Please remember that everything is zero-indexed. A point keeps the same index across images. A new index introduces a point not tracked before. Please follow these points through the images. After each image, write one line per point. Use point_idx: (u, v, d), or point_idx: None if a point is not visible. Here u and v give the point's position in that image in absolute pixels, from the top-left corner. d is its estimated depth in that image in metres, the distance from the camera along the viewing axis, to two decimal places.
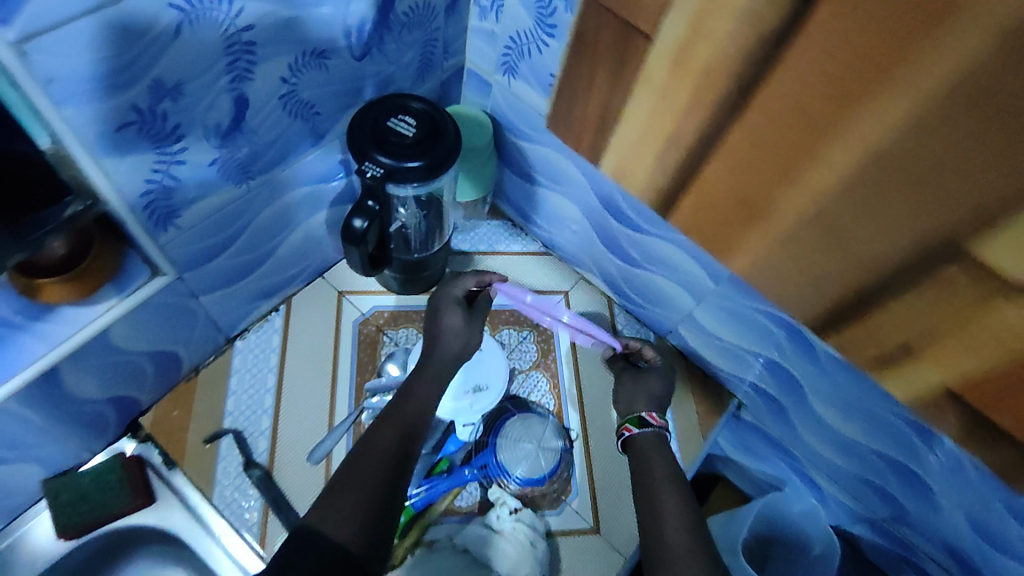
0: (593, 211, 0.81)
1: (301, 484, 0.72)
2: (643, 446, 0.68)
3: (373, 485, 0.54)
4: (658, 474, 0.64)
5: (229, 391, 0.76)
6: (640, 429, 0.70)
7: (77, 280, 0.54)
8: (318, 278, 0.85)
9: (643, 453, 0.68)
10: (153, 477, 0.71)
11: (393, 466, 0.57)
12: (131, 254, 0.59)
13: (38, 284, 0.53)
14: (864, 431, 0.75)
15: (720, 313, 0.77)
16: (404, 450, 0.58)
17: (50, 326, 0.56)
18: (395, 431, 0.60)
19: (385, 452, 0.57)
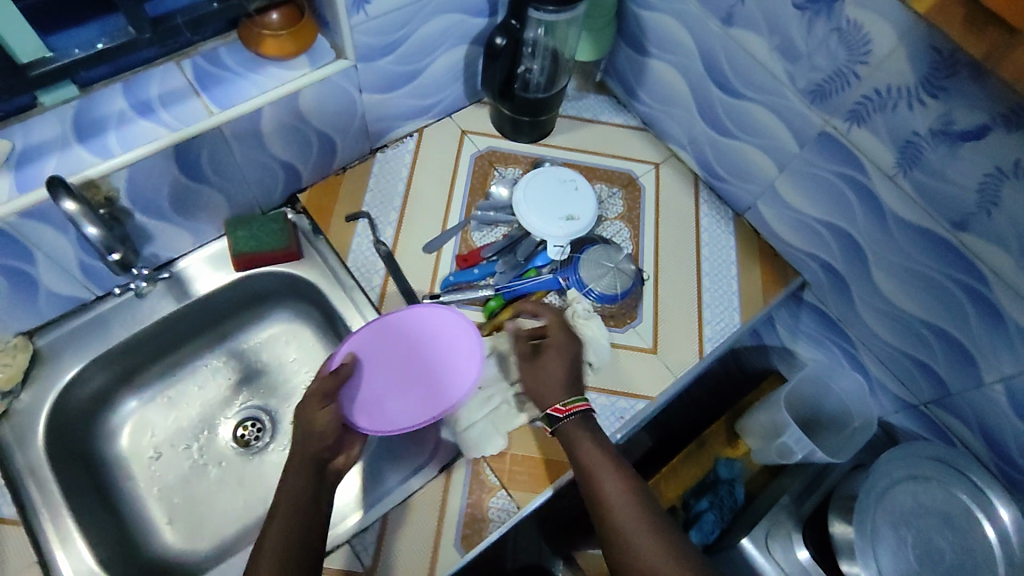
0: (697, 79, 0.90)
1: (415, 267, 0.88)
2: (572, 433, 0.70)
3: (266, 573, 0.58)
4: (602, 463, 0.68)
5: (367, 188, 0.92)
6: (566, 414, 0.71)
7: (291, 37, 0.73)
8: (447, 116, 0.99)
9: (572, 436, 0.70)
10: (301, 239, 0.88)
11: (290, 524, 0.62)
12: (324, 40, 0.77)
13: (264, 35, 0.73)
14: (919, 302, 0.81)
15: (799, 178, 0.85)
16: (302, 522, 0.62)
17: (262, 78, 0.74)
18: (292, 509, 0.63)
19: (280, 533, 0.61)
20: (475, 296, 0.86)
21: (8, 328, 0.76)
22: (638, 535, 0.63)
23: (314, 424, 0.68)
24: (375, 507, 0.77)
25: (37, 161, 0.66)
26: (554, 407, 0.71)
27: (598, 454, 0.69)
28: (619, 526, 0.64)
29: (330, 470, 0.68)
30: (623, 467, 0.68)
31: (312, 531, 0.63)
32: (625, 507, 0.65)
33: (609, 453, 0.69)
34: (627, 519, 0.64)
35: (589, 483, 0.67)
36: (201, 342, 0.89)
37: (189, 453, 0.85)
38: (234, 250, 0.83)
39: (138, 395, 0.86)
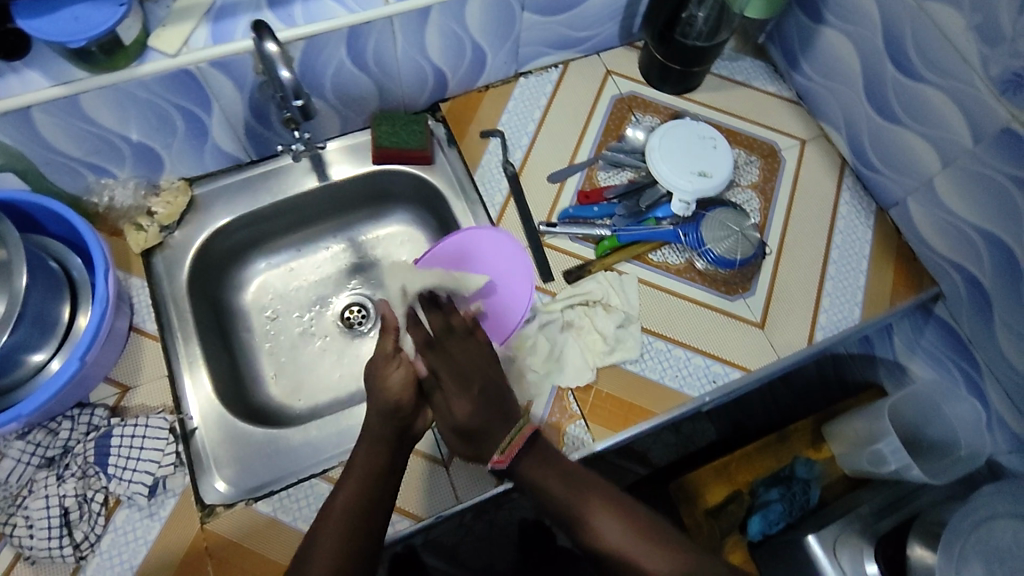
0: (871, 53, 0.84)
1: (537, 194, 0.89)
2: (527, 471, 0.66)
3: (334, 532, 0.61)
4: (556, 487, 0.65)
5: (506, 110, 0.94)
6: (508, 459, 0.65)
7: None
8: (595, 54, 0.98)
9: (528, 476, 0.65)
10: (436, 145, 0.92)
11: (362, 486, 0.64)
12: None
13: None
14: None
15: (965, 177, 0.79)
16: (370, 485, 0.64)
17: None
18: (365, 472, 0.65)
19: (351, 493, 0.63)
20: (590, 232, 0.86)
21: (174, 171, 0.84)
22: (635, 546, 0.62)
23: (387, 390, 0.68)
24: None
25: (227, 18, 0.71)
26: (495, 460, 0.65)
27: (562, 484, 0.65)
28: (609, 543, 0.63)
29: (410, 436, 0.70)
30: (596, 493, 0.65)
31: (380, 495, 0.64)
32: (606, 531, 0.63)
33: (569, 480, 0.65)
34: (616, 530, 0.63)
35: (578, 517, 0.64)
36: (327, 223, 0.96)
37: (301, 320, 0.92)
38: (376, 142, 0.88)
39: (266, 258, 0.94)
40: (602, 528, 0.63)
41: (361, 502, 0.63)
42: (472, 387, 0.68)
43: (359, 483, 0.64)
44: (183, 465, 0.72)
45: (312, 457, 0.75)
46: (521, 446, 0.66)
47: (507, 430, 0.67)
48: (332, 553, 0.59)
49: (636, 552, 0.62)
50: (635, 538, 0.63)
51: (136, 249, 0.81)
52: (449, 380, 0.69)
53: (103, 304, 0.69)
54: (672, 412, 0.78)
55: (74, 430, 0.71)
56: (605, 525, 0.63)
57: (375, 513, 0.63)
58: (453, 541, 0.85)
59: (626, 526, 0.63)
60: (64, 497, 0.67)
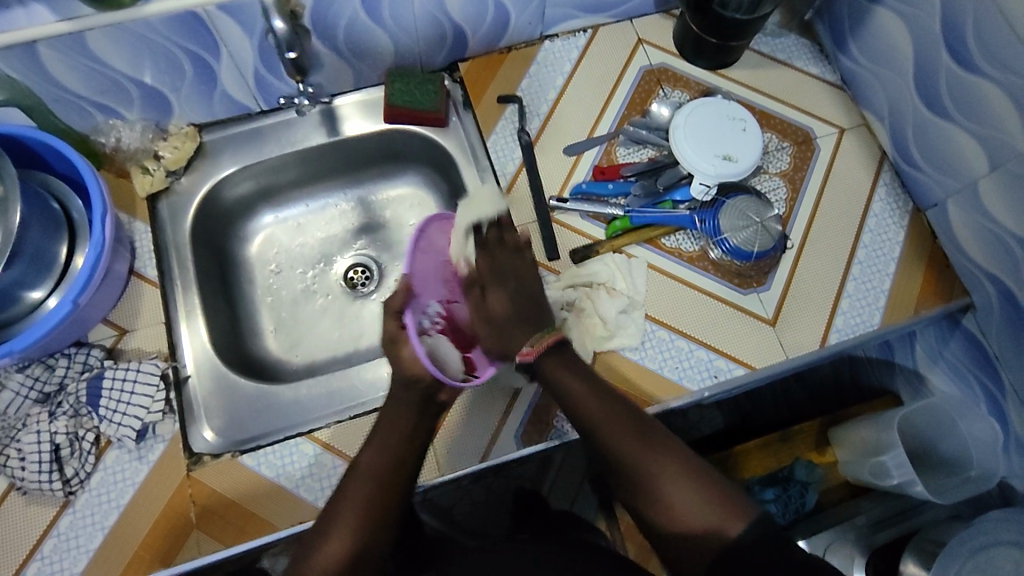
0: (926, 39, 0.77)
1: (551, 167, 0.86)
2: (551, 371, 0.65)
3: (357, 496, 0.59)
4: (585, 397, 0.63)
5: (526, 75, 0.89)
6: (537, 354, 0.65)
7: None
8: (627, 21, 0.93)
9: (551, 372, 0.65)
10: (451, 107, 0.88)
11: (386, 452, 0.62)
12: None
13: None
14: None
15: (1013, 183, 0.72)
16: (398, 452, 0.63)
17: None
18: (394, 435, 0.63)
19: (381, 453, 0.62)
20: (602, 211, 0.83)
21: (183, 117, 0.83)
22: (656, 474, 0.59)
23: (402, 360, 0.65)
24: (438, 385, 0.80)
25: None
26: (522, 351, 0.66)
27: (588, 394, 0.64)
28: (608, 431, 0.62)
29: (434, 403, 0.65)
30: (628, 417, 0.62)
31: (410, 454, 0.63)
32: (610, 419, 0.62)
33: (588, 379, 0.65)
34: (640, 452, 0.60)
35: (603, 431, 0.62)
36: (334, 180, 0.94)
37: (304, 277, 0.92)
38: (390, 101, 0.85)
39: (274, 212, 0.93)
40: (626, 439, 0.61)
41: (386, 468, 0.61)
42: (507, 283, 0.68)
43: (387, 446, 0.62)
44: (173, 413, 0.72)
45: (300, 416, 0.75)
46: (551, 345, 0.65)
47: (541, 327, 0.67)
48: (358, 512, 0.58)
49: (641, 450, 0.60)
50: (648, 446, 0.60)
51: (142, 193, 0.81)
52: (488, 277, 0.69)
53: (99, 248, 0.68)
54: (668, 405, 0.76)
55: (70, 368, 0.72)
56: (627, 441, 0.60)
57: (397, 491, 0.61)
58: (449, 504, 0.80)
59: (633, 425, 0.61)
60: (55, 434, 0.69)
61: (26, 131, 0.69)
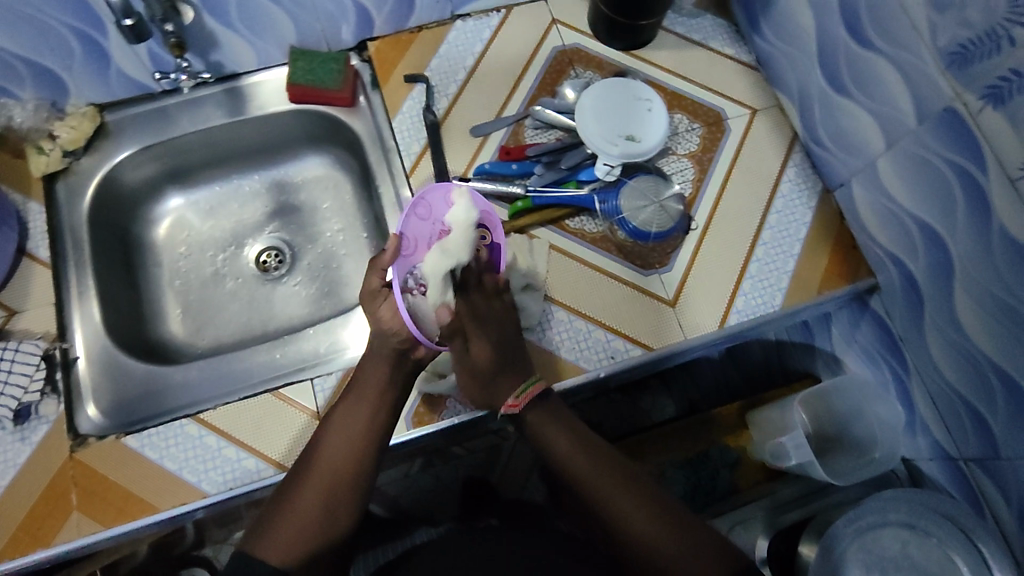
0: (825, 15, 0.77)
1: (457, 147, 0.85)
2: (541, 427, 0.65)
3: (330, 460, 0.61)
4: (581, 459, 0.63)
5: (435, 55, 0.89)
6: (521, 405, 0.65)
7: None
8: (541, 0, 0.92)
9: (539, 428, 0.65)
10: (358, 87, 0.88)
11: (358, 422, 0.64)
12: None
13: None
14: (989, 333, 0.66)
15: (906, 160, 0.71)
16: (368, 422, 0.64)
17: None
18: (365, 398, 0.65)
19: (347, 431, 0.63)
20: (505, 190, 0.82)
21: (82, 96, 0.83)
22: (663, 537, 0.58)
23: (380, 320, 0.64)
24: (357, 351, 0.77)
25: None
26: (507, 404, 0.66)
27: (589, 459, 0.63)
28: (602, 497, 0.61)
29: (409, 358, 0.65)
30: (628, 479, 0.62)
31: (376, 430, 0.64)
32: (615, 491, 0.61)
33: (583, 437, 0.65)
34: (643, 515, 0.59)
35: (601, 497, 0.61)
36: (247, 162, 0.93)
37: (214, 260, 0.91)
38: (292, 80, 0.84)
39: (183, 195, 0.92)
40: (628, 506, 0.60)
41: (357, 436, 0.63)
42: (492, 333, 0.67)
43: (352, 423, 0.63)
44: (56, 393, 0.72)
45: (190, 397, 0.74)
46: (533, 397, 0.66)
47: (522, 378, 0.67)
48: (320, 491, 0.60)
49: (655, 530, 0.59)
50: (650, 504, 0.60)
51: (37, 173, 0.80)
52: (469, 325, 0.66)
53: None
54: (563, 385, 0.75)
55: None
56: (631, 505, 0.60)
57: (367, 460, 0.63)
58: None
59: (624, 487, 0.61)
60: None
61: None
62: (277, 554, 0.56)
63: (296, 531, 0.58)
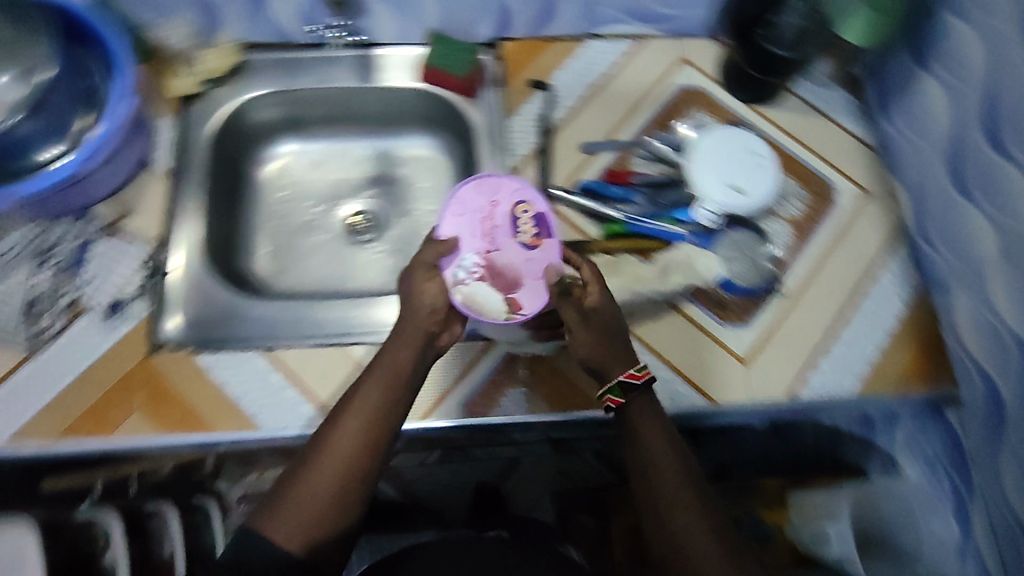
0: (963, 113, 0.76)
1: (565, 158, 0.87)
2: (635, 415, 0.64)
3: (346, 441, 0.60)
4: (658, 449, 0.61)
5: (562, 68, 0.91)
6: (641, 380, 0.64)
7: None
8: (675, 38, 0.94)
9: (639, 421, 0.63)
10: (483, 81, 0.92)
11: (373, 410, 0.62)
12: None
13: None
14: None
15: (1018, 275, 0.69)
16: (377, 406, 0.62)
17: None
18: (386, 377, 0.64)
19: (361, 414, 0.62)
20: (601, 211, 0.83)
21: (234, 33, 0.88)
22: (708, 560, 0.56)
23: (422, 295, 0.67)
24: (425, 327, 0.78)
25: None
26: (627, 373, 0.64)
27: (667, 447, 0.62)
28: (669, 501, 0.59)
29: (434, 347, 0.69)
30: (700, 494, 0.60)
31: (391, 416, 0.63)
32: (673, 501, 0.58)
33: (666, 426, 0.63)
34: (699, 533, 0.57)
35: (659, 504, 0.59)
36: (362, 127, 0.98)
37: (309, 211, 0.95)
38: (428, 60, 0.89)
39: (296, 143, 0.97)
40: (676, 521, 0.58)
41: (370, 423, 0.61)
42: (598, 326, 0.67)
43: (370, 405, 0.62)
44: (145, 296, 0.75)
45: (261, 332, 0.77)
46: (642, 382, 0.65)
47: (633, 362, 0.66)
48: (335, 474, 0.59)
49: (704, 556, 0.56)
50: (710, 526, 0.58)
51: (177, 92, 0.85)
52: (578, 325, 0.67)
53: (116, 122, 0.73)
54: (618, 414, 0.74)
55: (68, 231, 0.77)
56: (687, 518, 0.58)
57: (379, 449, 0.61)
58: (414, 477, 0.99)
59: (691, 490, 0.59)
60: (41, 283, 0.74)
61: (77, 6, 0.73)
62: (290, 535, 0.56)
63: (309, 510, 0.57)
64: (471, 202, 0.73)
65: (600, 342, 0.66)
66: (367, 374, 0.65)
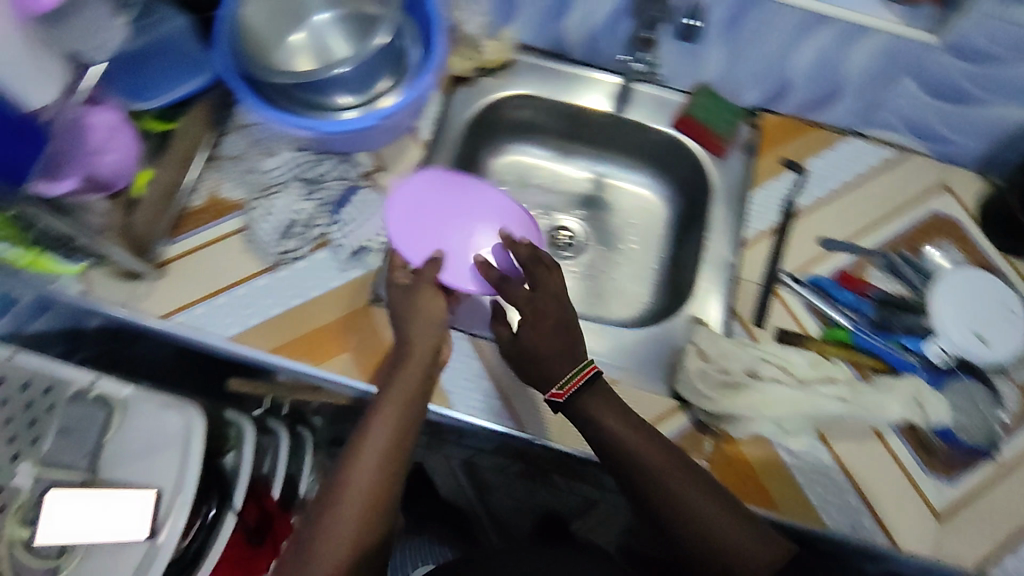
0: None
1: (800, 245, 0.84)
2: (589, 406, 0.68)
3: (366, 472, 0.60)
4: (642, 445, 0.65)
5: (819, 156, 0.89)
6: (565, 395, 0.69)
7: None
8: (942, 160, 0.89)
9: (596, 411, 0.68)
10: (733, 144, 0.89)
11: (394, 439, 0.62)
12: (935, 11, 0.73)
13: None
14: None
15: None
16: (393, 436, 0.62)
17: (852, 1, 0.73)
18: (395, 417, 0.63)
19: (380, 442, 0.62)
20: (827, 312, 0.80)
21: (518, 33, 0.92)
22: (729, 528, 0.61)
23: (427, 320, 0.68)
24: (621, 369, 0.79)
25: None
26: (553, 392, 0.69)
27: (638, 435, 0.66)
28: (683, 499, 0.63)
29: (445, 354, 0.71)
30: (677, 460, 0.65)
31: (407, 438, 0.63)
32: (674, 480, 0.63)
33: (628, 417, 0.68)
34: (709, 506, 0.62)
35: (669, 488, 0.63)
36: (592, 150, 1.00)
37: (521, 213, 0.99)
38: (689, 110, 0.90)
39: (528, 147, 1.01)
40: (681, 490, 0.63)
41: (387, 455, 0.62)
42: (545, 329, 0.71)
43: (387, 438, 0.62)
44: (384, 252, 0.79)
45: (467, 316, 0.80)
46: (582, 382, 0.69)
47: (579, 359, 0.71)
48: (357, 514, 0.59)
49: (728, 524, 0.61)
50: (709, 491, 0.63)
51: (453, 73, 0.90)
52: (527, 322, 0.72)
53: (417, 93, 0.75)
54: (794, 521, 0.71)
55: (334, 170, 0.82)
56: (689, 489, 0.63)
57: (393, 483, 0.62)
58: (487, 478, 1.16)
59: (694, 481, 0.64)
60: (302, 210, 0.79)
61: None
62: None
63: (337, 554, 0.57)
64: (407, 201, 0.79)
65: (551, 340, 0.71)
66: (379, 403, 0.64)
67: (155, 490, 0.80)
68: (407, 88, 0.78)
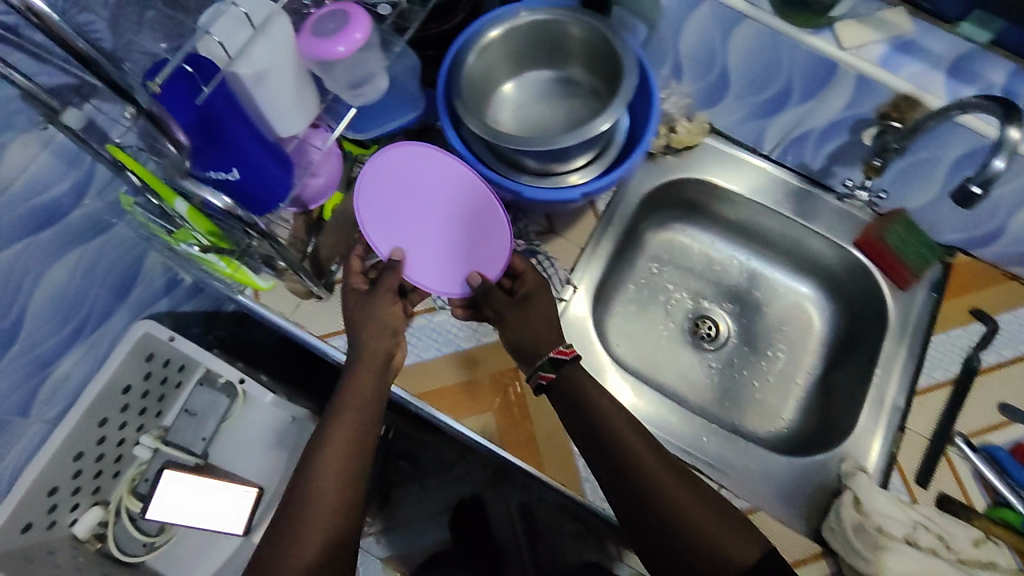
0: None
1: (978, 406, 0.78)
2: (577, 378, 0.69)
3: (330, 476, 0.62)
4: (613, 413, 0.67)
5: (1015, 313, 0.82)
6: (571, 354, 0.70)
7: None
8: None
9: (579, 378, 0.69)
10: (921, 280, 0.83)
11: (346, 450, 0.63)
12: None
13: None
14: None
15: None
16: (346, 446, 0.63)
17: None
18: (352, 421, 0.64)
19: (338, 449, 0.63)
20: (999, 488, 0.74)
21: (713, 116, 0.88)
22: (704, 515, 0.63)
23: (385, 315, 0.67)
24: (754, 495, 0.76)
25: (905, 54, 0.71)
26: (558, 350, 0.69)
27: (611, 410, 0.68)
28: (666, 487, 0.64)
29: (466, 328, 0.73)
30: (643, 435, 0.67)
31: (364, 441, 0.65)
32: (652, 464, 0.65)
33: (610, 401, 0.69)
34: (679, 490, 0.64)
35: (647, 477, 0.64)
36: (756, 246, 0.95)
37: (668, 293, 0.95)
38: (884, 234, 0.82)
39: (688, 227, 0.96)
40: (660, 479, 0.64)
41: (347, 456, 0.63)
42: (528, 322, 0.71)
43: (338, 449, 0.63)
44: None
45: None
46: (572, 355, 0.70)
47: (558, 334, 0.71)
48: (324, 516, 0.60)
49: (707, 520, 0.63)
50: (686, 488, 0.64)
51: None
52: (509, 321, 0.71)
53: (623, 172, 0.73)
54: None
55: None
56: (650, 453, 0.66)
57: (358, 475, 0.64)
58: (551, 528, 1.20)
59: (658, 453, 0.66)
60: None
61: (644, 61, 0.75)
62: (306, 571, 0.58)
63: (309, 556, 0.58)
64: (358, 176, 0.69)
65: (541, 329, 0.71)
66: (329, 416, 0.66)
67: (255, 489, 0.88)
68: (601, 174, 0.75)
